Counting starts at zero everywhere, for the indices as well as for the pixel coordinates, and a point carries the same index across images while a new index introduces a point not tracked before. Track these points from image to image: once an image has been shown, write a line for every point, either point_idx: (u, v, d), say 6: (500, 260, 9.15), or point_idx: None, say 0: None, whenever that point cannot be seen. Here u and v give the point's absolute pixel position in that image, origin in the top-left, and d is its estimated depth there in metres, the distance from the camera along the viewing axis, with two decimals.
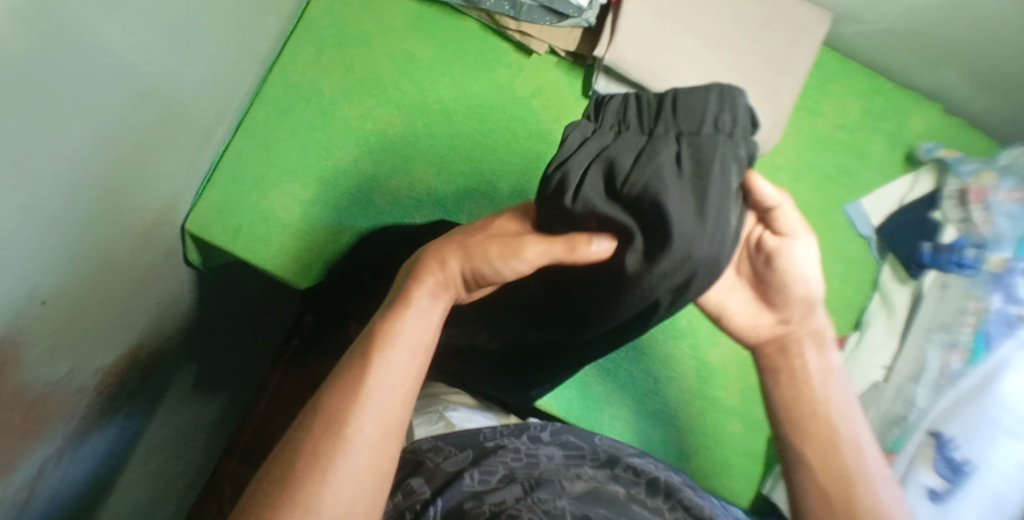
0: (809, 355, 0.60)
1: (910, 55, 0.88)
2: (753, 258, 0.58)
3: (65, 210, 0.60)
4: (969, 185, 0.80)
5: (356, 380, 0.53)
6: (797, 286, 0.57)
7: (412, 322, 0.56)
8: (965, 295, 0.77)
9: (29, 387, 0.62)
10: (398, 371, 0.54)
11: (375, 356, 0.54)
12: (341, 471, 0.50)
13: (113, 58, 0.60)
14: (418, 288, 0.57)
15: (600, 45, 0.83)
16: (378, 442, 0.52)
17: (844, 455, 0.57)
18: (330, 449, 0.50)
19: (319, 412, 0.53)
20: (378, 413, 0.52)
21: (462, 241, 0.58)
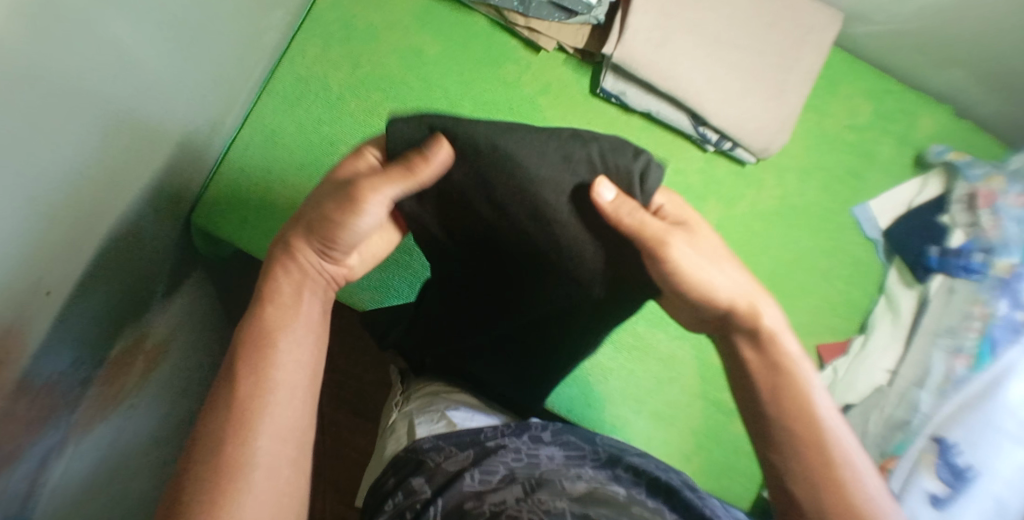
0: (748, 349, 0.59)
1: (920, 56, 0.87)
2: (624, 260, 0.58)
3: (71, 201, 0.60)
4: (978, 188, 0.79)
5: (237, 401, 0.52)
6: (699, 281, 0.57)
7: (282, 325, 0.55)
8: (971, 299, 0.76)
9: (32, 377, 0.62)
10: (282, 380, 0.54)
11: (254, 372, 0.53)
12: (246, 490, 0.50)
13: (119, 47, 0.60)
14: (277, 285, 0.57)
15: (608, 42, 0.82)
16: (278, 454, 0.52)
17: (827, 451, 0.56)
18: (228, 479, 0.50)
19: (204, 437, 0.52)
20: (270, 428, 0.52)
21: (307, 220, 0.57)
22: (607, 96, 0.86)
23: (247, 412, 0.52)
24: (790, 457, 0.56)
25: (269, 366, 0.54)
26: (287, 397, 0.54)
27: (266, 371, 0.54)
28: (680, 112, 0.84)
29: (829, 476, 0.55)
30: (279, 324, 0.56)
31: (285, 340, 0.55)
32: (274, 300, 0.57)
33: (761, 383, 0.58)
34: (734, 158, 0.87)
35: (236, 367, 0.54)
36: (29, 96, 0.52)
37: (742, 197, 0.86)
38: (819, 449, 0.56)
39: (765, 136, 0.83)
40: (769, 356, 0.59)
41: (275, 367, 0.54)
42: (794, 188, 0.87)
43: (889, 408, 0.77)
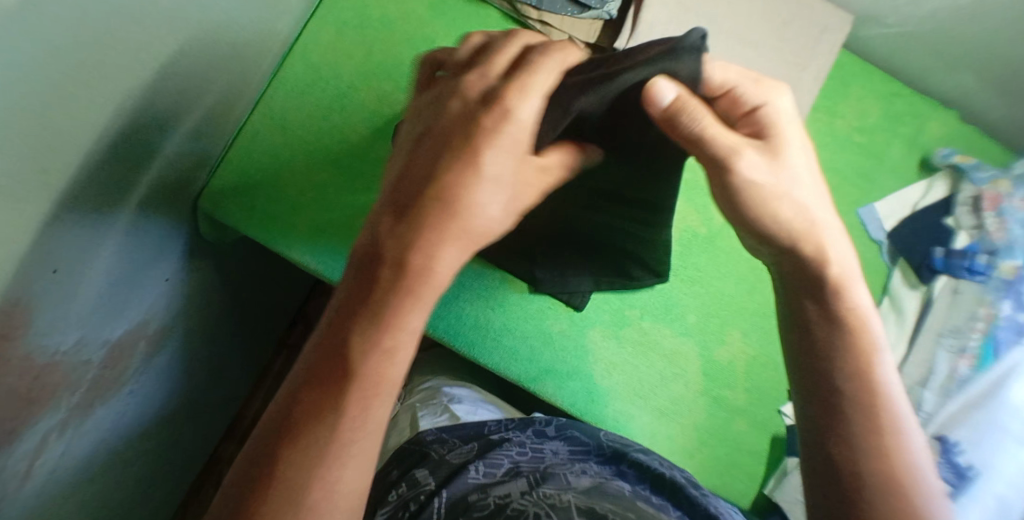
0: (813, 304, 0.58)
1: (931, 58, 0.88)
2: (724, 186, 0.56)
3: (79, 180, 0.59)
4: (983, 191, 0.81)
5: (371, 353, 0.47)
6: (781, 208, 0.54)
7: (435, 285, 0.48)
8: (977, 300, 0.77)
9: (35, 358, 0.62)
10: (393, 341, 0.48)
11: (390, 325, 0.48)
12: (355, 461, 0.47)
13: (139, 27, 0.60)
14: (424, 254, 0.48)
15: (621, 38, 0.83)
16: (386, 417, 0.49)
17: (885, 438, 0.56)
18: (341, 437, 0.47)
19: (334, 381, 0.47)
20: (380, 399, 0.48)
21: (441, 170, 0.48)
22: None
23: (381, 368, 0.48)
24: (843, 427, 0.56)
25: (401, 328, 0.48)
26: (405, 364, 0.49)
27: (381, 333, 0.48)
28: None
29: (874, 438, 0.55)
30: (403, 281, 0.48)
31: (423, 305, 0.48)
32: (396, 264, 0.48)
33: (829, 340, 0.58)
34: None
35: (375, 314, 0.48)
36: (43, 72, 0.51)
37: None
38: (878, 412, 0.56)
39: None
40: (835, 309, 0.58)
41: (406, 328, 0.48)
42: None
43: None
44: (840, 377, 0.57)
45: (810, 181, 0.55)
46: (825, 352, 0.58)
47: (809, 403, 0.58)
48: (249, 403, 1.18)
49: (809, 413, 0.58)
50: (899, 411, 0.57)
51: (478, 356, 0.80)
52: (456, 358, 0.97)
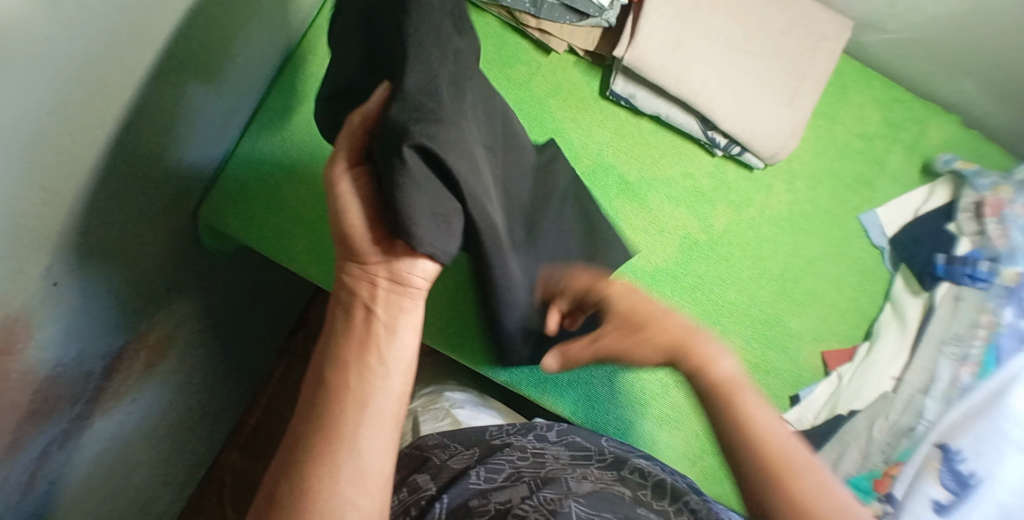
0: (725, 362, 0.57)
1: (931, 64, 0.88)
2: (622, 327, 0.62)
3: (80, 192, 0.60)
4: (985, 197, 0.80)
5: (340, 406, 0.53)
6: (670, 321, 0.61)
7: (387, 354, 0.56)
8: (978, 308, 0.77)
9: (37, 368, 0.62)
10: (356, 399, 0.53)
11: (356, 382, 0.54)
12: (345, 501, 0.50)
13: (138, 42, 0.60)
14: (372, 336, 0.56)
15: (619, 46, 0.80)
16: (380, 460, 0.52)
17: (745, 458, 0.52)
18: (318, 484, 0.50)
19: (303, 437, 0.52)
20: (369, 445, 0.52)
21: (372, 289, 0.57)
22: (616, 98, 0.85)
23: (346, 411, 0.52)
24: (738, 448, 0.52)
25: (368, 382, 0.54)
26: (378, 417, 0.53)
27: (350, 395, 0.53)
28: (689, 116, 0.84)
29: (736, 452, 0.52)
30: (360, 344, 0.55)
31: (387, 364, 0.55)
32: (363, 339, 0.56)
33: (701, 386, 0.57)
34: (742, 163, 0.88)
35: (329, 376, 0.54)
36: (43, 83, 0.52)
37: (752, 201, 0.87)
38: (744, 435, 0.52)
39: (774, 142, 0.83)
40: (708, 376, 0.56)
41: (372, 386, 0.54)
42: (802, 195, 0.88)
43: (894, 415, 0.77)
44: (720, 409, 0.55)
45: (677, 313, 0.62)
46: (717, 390, 0.56)
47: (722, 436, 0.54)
48: (253, 409, 1.18)
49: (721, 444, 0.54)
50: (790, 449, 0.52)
51: (511, 378, 0.81)
52: (458, 366, 0.97)
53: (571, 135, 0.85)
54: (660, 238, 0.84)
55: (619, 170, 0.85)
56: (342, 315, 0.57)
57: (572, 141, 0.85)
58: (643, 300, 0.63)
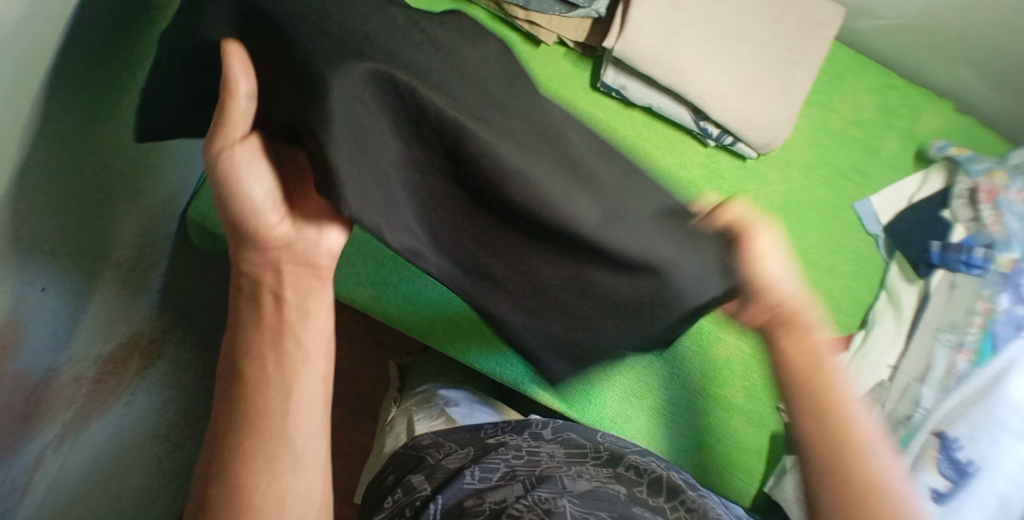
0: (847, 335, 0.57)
1: (923, 51, 0.88)
2: None
3: (62, 194, 0.59)
4: (980, 184, 0.80)
5: (262, 389, 0.55)
6: None
7: (305, 327, 0.57)
8: (973, 295, 0.76)
9: (28, 375, 0.61)
10: (277, 392, 0.55)
11: (276, 363, 0.55)
12: (291, 479, 0.53)
13: (111, 41, 0.58)
14: (288, 314, 0.57)
15: (609, 35, 0.79)
16: (307, 445, 0.55)
17: (856, 430, 0.54)
18: (258, 471, 0.52)
19: (232, 423, 0.54)
20: (295, 436, 0.54)
21: (274, 264, 0.58)
22: (608, 90, 0.84)
23: (273, 392, 0.55)
24: (843, 456, 0.54)
25: (286, 360, 0.56)
26: (305, 392, 0.56)
27: (269, 389, 0.55)
28: (679, 106, 0.84)
29: (843, 438, 0.54)
30: (274, 327, 0.57)
31: (307, 337, 0.57)
32: (275, 321, 0.57)
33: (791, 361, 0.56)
34: (736, 153, 0.87)
35: (245, 363, 0.55)
36: (24, 82, 0.50)
37: (745, 191, 0.86)
38: (847, 445, 0.54)
39: (769, 129, 0.82)
40: (787, 347, 0.57)
41: (292, 363, 0.56)
42: (797, 183, 0.87)
43: (891, 404, 0.77)
44: (803, 395, 0.56)
45: None
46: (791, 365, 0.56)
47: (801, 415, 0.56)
48: None
49: (803, 446, 0.55)
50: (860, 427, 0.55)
51: (500, 371, 0.81)
52: (454, 362, 0.97)
53: None
54: None
55: None
56: (244, 297, 0.58)
57: None
58: None
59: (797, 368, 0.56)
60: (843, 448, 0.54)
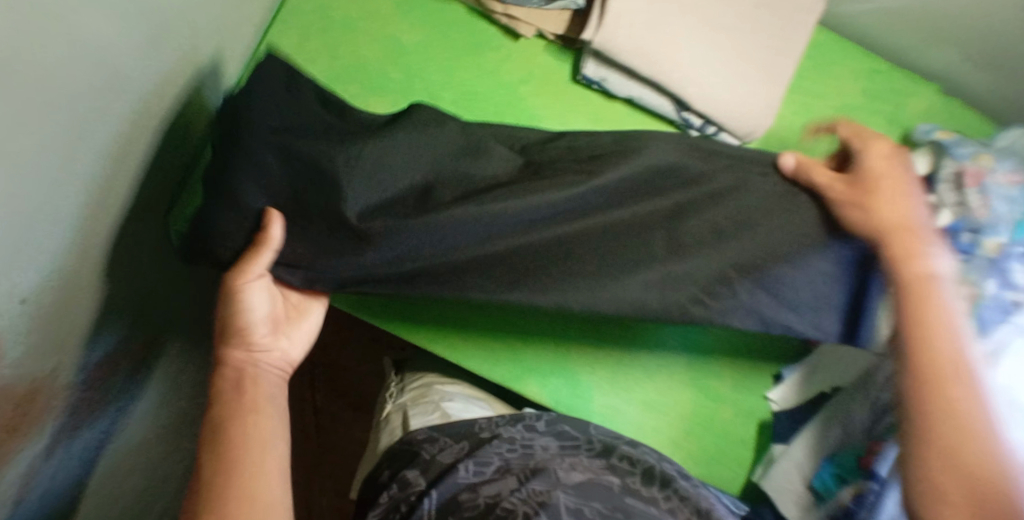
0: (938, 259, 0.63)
1: (906, 34, 0.87)
2: (838, 189, 0.66)
3: (57, 209, 0.58)
4: (964, 167, 0.77)
5: (237, 454, 0.60)
6: (895, 201, 0.64)
7: (274, 408, 0.65)
8: (960, 281, 0.74)
9: (31, 389, 0.61)
10: (257, 442, 0.61)
11: (249, 431, 0.62)
12: None
13: (100, 55, 0.57)
14: (260, 395, 0.65)
15: (588, 27, 0.78)
16: (276, 493, 0.59)
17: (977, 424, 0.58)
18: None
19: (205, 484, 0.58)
20: (270, 485, 0.59)
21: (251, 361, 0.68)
22: (588, 82, 0.84)
23: (243, 457, 0.60)
24: (940, 417, 0.58)
25: (259, 430, 0.62)
26: (275, 463, 0.61)
27: (246, 446, 0.61)
28: (661, 98, 0.83)
29: (951, 402, 0.58)
30: (249, 404, 0.64)
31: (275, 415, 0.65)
32: (249, 401, 0.64)
33: (907, 315, 0.62)
34: None
35: (221, 431, 0.61)
36: (17, 100, 0.49)
37: None
38: (942, 380, 0.59)
39: (754, 117, 0.82)
40: (907, 268, 0.62)
41: (264, 433, 0.62)
42: None
43: (876, 393, 0.72)
44: (919, 356, 0.60)
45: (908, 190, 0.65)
46: (910, 307, 0.61)
47: (909, 386, 0.60)
48: None
49: (910, 412, 0.60)
50: (986, 402, 0.59)
51: (486, 368, 0.81)
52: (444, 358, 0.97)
53: (545, 121, 0.85)
54: None
55: None
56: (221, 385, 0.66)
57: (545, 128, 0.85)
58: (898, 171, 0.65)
59: (926, 351, 0.60)
60: (953, 434, 0.57)
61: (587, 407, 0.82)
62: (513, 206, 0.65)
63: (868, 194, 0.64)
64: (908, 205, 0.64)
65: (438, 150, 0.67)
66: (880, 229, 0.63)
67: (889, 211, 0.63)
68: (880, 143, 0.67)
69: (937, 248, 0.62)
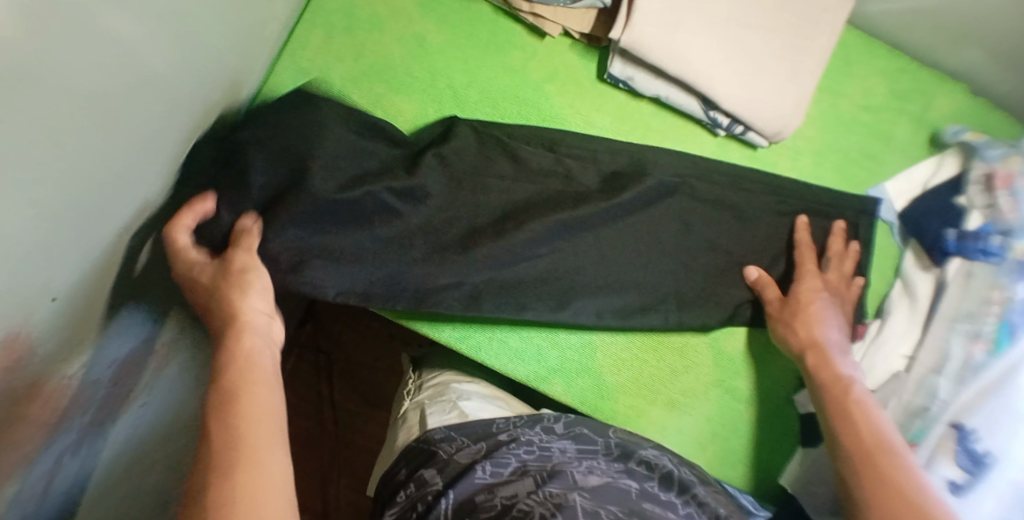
0: (832, 333, 0.77)
1: (934, 34, 0.86)
2: (773, 298, 0.80)
3: (76, 204, 0.58)
4: (995, 170, 0.78)
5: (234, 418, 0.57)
6: (818, 324, 0.77)
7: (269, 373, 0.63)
8: (990, 284, 0.75)
9: (48, 383, 0.61)
10: (262, 415, 0.59)
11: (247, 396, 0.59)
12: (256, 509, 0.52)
13: (125, 52, 0.57)
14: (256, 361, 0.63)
15: (616, 27, 0.78)
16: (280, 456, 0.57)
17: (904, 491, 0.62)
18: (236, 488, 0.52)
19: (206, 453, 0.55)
20: (263, 441, 0.57)
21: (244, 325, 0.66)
22: (614, 81, 0.83)
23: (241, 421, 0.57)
24: (875, 478, 0.63)
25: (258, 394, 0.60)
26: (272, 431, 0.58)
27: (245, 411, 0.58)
28: (689, 98, 0.82)
29: (880, 478, 0.63)
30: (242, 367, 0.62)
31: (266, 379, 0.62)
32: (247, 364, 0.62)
33: (831, 412, 0.71)
34: (746, 142, 0.86)
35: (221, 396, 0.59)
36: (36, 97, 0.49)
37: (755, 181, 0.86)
38: (869, 460, 0.65)
39: (780, 118, 0.81)
40: (827, 372, 0.74)
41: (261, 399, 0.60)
42: (808, 170, 0.86)
43: (907, 396, 0.77)
44: (848, 440, 0.68)
45: (831, 280, 0.81)
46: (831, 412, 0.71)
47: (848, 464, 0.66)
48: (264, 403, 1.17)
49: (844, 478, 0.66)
50: (902, 468, 0.64)
51: (511, 367, 0.81)
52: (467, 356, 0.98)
53: (570, 121, 0.84)
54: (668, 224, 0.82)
55: (614, 164, 0.83)
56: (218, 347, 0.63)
57: (571, 127, 0.84)
58: (831, 250, 0.82)
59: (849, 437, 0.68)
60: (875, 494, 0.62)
61: (615, 407, 0.82)
62: (557, 205, 0.79)
63: (836, 289, 0.80)
64: (821, 299, 0.78)
65: (485, 164, 0.80)
66: (809, 345, 0.76)
67: (805, 328, 0.77)
68: (817, 275, 0.80)
69: (834, 334, 0.77)
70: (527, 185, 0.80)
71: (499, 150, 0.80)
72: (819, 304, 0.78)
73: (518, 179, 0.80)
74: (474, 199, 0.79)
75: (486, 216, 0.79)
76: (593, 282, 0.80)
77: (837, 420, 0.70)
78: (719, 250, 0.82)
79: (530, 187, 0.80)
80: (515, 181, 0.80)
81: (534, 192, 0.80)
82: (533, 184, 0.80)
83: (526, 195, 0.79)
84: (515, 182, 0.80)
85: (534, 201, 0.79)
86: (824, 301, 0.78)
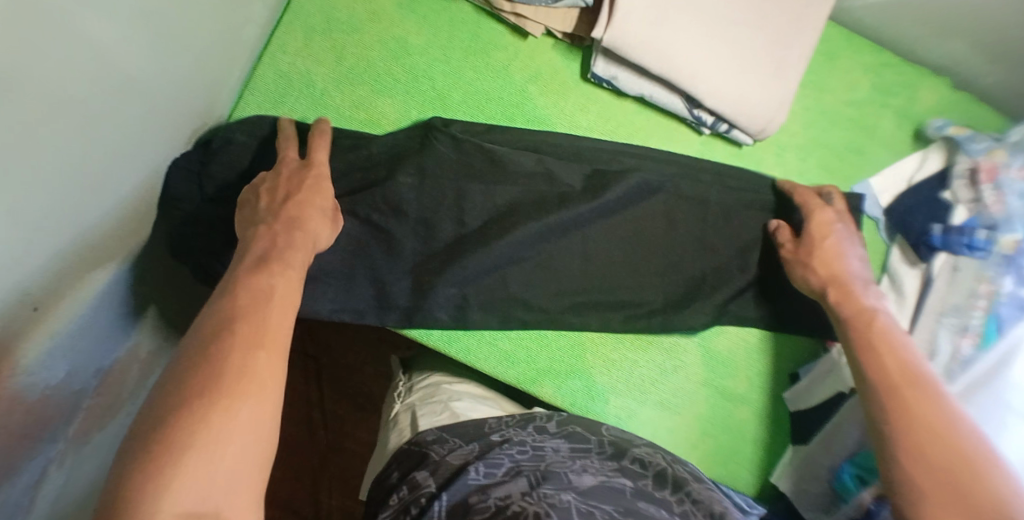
0: (850, 260, 0.76)
1: (917, 28, 0.86)
2: (790, 242, 0.78)
3: (54, 213, 0.57)
4: (980, 163, 0.78)
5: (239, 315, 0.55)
6: (837, 260, 0.75)
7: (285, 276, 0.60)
8: (977, 277, 0.76)
9: (28, 395, 0.60)
10: (271, 315, 0.57)
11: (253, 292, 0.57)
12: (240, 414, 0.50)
13: (103, 58, 0.56)
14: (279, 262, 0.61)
15: (598, 26, 0.77)
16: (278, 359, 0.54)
17: (925, 418, 0.61)
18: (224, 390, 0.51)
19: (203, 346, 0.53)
20: (264, 344, 0.54)
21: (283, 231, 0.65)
22: (597, 80, 0.82)
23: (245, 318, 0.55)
24: (905, 415, 0.62)
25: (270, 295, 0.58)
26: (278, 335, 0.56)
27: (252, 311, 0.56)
28: (673, 96, 0.82)
29: (902, 405, 0.63)
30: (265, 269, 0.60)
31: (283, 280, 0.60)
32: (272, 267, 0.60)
33: (859, 340, 0.69)
34: (731, 139, 0.86)
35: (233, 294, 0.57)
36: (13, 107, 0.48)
37: None
38: (894, 390, 0.64)
39: (765, 115, 0.81)
40: (851, 302, 0.72)
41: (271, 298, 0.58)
42: (793, 166, 0.86)
43: None
44: (875, 370, 0.66)
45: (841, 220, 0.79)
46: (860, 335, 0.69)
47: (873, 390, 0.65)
48: None
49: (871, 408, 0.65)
50: (929, 407, 0.62)
51: (499, 371, 0.80)
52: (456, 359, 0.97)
53: (554, 122, 0.84)
54: (654, 223, 0.81)
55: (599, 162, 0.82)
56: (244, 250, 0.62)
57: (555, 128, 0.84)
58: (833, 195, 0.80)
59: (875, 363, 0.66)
60: (904, 422, 0.62)
61: (605, 408, 0.82)
62: (540, 208, 0.79)
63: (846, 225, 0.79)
64: (835, 233, 0.77)
65: (468, 166, 0.79)
66: (830, 281, 0.74)
67: (824, 261, 0.75)
68: (825, 213, 0.78)
69: (854, 263, 0.75)
70: (509, 187, 0.79)
71: (481, 152, 0.79)
72: (834, 241, 0.76)
73: (501, 180, 0.79)
74: (459, 200, 0.78)
75: (471, 218, 0.78)
76: (581, 283, 0.80)
77: (865, 353, 0.68)
78: (705, 248, 0.82)
79: (512, 189, 0.79)
80: (499, 182, 0.79)
81: (517, 194, 0.79)
82: (515, 185, 0.79)
83: (508, 198, 0.79)
84: (498, 183, 0.79)
85: (516, 204, 0.79)
86: (839, 234, 0.77)
